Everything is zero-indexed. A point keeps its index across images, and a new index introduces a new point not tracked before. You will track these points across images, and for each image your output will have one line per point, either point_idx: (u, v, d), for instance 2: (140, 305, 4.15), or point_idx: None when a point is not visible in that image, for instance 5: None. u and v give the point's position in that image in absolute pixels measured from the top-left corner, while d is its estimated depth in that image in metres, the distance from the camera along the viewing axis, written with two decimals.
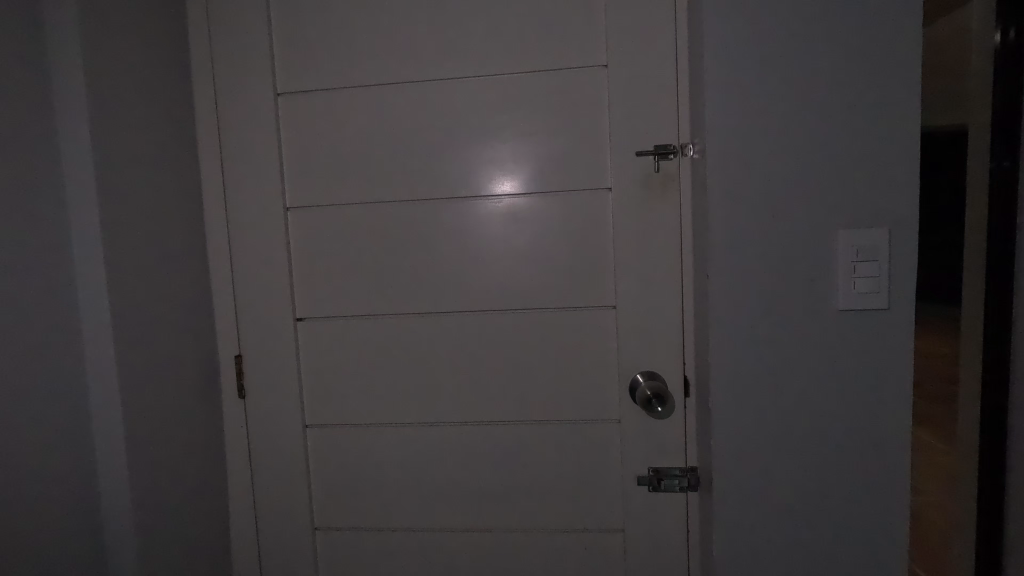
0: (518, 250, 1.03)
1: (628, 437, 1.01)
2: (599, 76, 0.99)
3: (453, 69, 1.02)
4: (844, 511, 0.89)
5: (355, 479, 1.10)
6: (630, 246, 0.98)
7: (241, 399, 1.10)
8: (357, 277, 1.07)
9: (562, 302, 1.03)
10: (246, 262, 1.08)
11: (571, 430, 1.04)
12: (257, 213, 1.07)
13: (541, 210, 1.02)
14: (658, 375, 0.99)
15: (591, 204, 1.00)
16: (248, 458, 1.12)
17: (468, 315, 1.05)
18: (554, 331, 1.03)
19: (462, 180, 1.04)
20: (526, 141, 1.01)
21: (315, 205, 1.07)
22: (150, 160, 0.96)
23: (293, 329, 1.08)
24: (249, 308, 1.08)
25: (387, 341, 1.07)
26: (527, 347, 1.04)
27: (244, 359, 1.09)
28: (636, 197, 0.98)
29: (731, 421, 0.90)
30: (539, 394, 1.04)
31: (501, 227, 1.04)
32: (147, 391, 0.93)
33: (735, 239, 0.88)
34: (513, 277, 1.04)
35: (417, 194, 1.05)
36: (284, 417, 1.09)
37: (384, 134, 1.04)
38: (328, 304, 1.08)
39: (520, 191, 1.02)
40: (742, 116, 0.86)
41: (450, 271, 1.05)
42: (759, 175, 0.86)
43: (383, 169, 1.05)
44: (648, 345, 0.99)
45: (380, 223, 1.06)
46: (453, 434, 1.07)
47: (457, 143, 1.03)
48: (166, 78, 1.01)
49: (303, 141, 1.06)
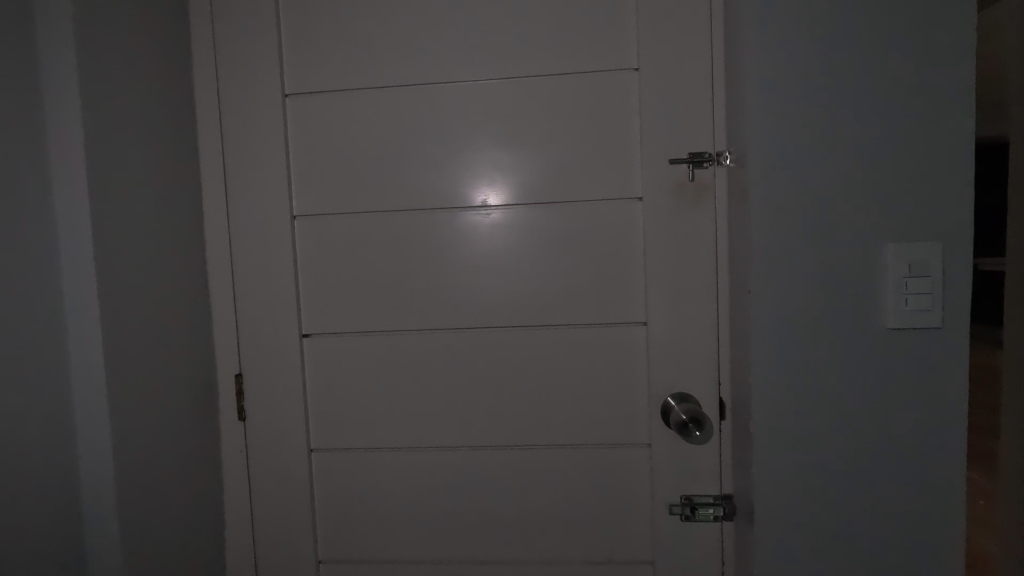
0: (537, 261, 0.97)
1: (658, 462, 0.95)
2: (629, 80, 0.94)
3: (473, 71, 0.96)
4: (898, 550, 0.82)
5: (363, 507, 1.02)
6: (662, 259, 0.93)
7: (242, 420, 1.02)
8: (367, 290, 1.00)
9: (588, 317, 0.97)
10: (249, 273, 1.00)
11: (597, 454, 0.97)
12: (262, 221, 1.00)
13: (563, 219, 0.96)
14: (691, 396, 0.93)
15: (618, 214, 0.95)
16: (248, 484, 1.04)
17: (487, 331, 0.99)
18: (578, 349, 0.97)
19: (480, 188, 0.97)
20: (548, 147, 0.96)
21: (323, 212, 1.00)
22: (148, 163, 0.89)
23: (298, 347, 1.00)
24: (252, 323, 1.01)
25: (399, 359, 1.00)
26: (549, 365, 0.98)
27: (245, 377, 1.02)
28: (668, 206, 0.92)
29: (773, 448, 0.84)
30: (563, 416, 0.98)
31: (519, 237, 0.97)
32: (138, 414, 0.85)
33: (777, 253, 0.82)
34: (532, 290, 0.98)
35: (430, 203, 0.98)
36: (287, 441, 1.02)
37: (397, 139, 0.98)
38: (335, 319, 1.01)
39: (540, 199, 0.96)
40: (786, 123, 0.81)
41: (465, 284, 0.99)
42: (804, 185, 0.81)
43: (395, 176, 0.98)
44: (680, 363, 0.93)
45: (391, 233, 0.99)
46: (469, 459, 1.00)
47: (474, 149, 0.97)
48: (167, 75, 0.94)
49: (311, 145, 1.00)
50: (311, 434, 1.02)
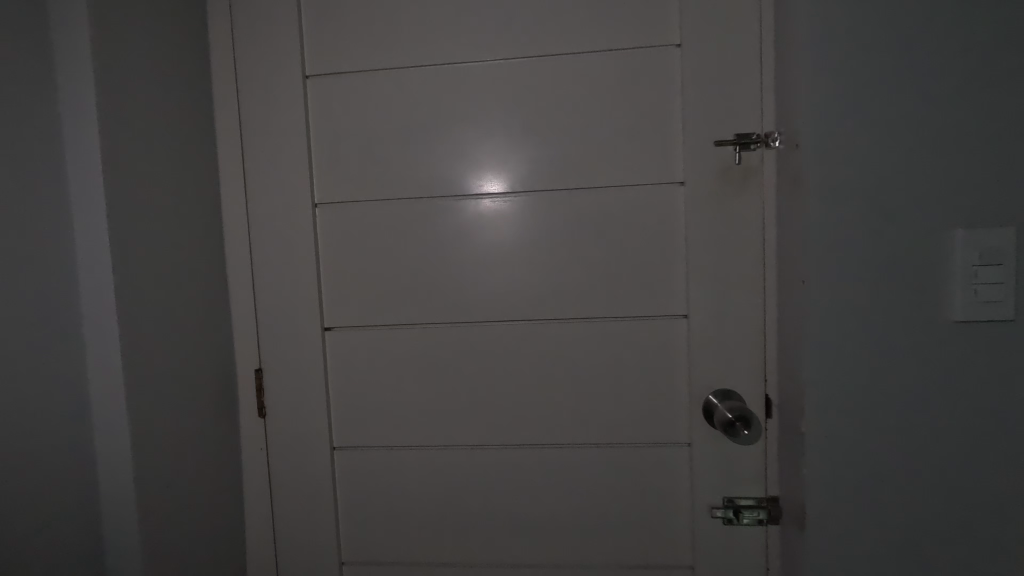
0: (569, 250, 0.92)
1: (700, 462, 0.90)
2: (671, 57, 0.88)
3: (505, 49, 0.91)
4: (964, 560, 0.76)
5: (389, 507, 0.98)
6: (705, 248, 0.87)
7: (263, 417, 0.99)
8: (392, 282, 0.96)
9: (624, 310, 0.92)
10: (269, 264, 0.96)
11: (634, 454, 0.92)
12: (283, 209, 0.95)
13: (597, 205, 0.91)
14: (735, 392, 0.88)
15: (658, 201, 0.89)
16: (269, 483, 1.00)
17: (517, 324, 0.94)
18: (615, 343, 0.92)
19: (510, 174, 0.92)
20: (582, 129, 0.90)
21: (345, 200, 0.96)
22: (166, 148, 0.85)
23: (321, 340, 0.96)
24: (272, 316, 0.97)
25: (424, 353, 0.96)
26: (584, 361, 0.93)
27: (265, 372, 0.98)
28: (712, 192, 0.87)
29: (827, 449, 0.79)
30: (598, 414, 0.93)
31: (549, 223, 0.92)
32: (156, 411, 0.81)
33: (833, 241, 0.77)
34: (564, 281, 0.92)
35: (457, 189, 0.93)
36: (310, 438, 0.98)
37: (422, 122, 0.93)
38: (358, 311, 0.96)
39: (573, 184, 0.91)
40: (845, 99, 0.75)
41: (494, 274, 0.94)
42: (863, 168, 0.75)
43: (420, 161, 0.94)
44: (724, 358, 0.89)
45: (416, 221, 0.95)
46: (499, 457, 0.96)
47: (504, 132, 0.92)
48: (183, 56, 0.89)
49: (333, 129, 0.95)
50: (334, 430, 0.98)
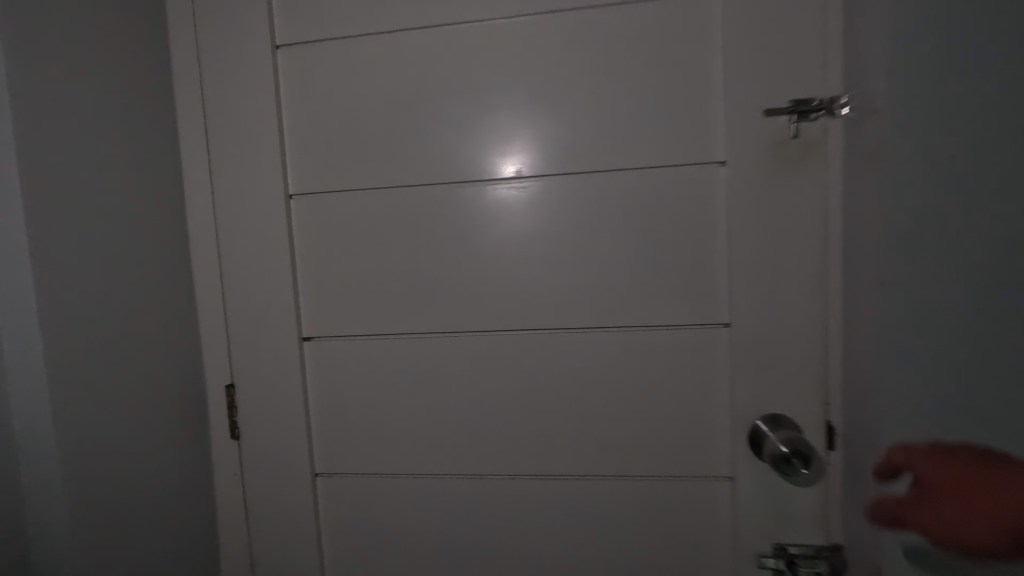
0: (586, 247, 0.78)
1: (745, 500, 0.76)
2: (712, 7, 0.72)
3: (508, 5, 0.76)
4: None
5: (382, 541, 0.86)
6: (752, 244, 0.72)
7: (235, 440, 0.86)
8: (379, 284, 0.82)
9: (651, 317, 0.77)
10: (238, 265, 0.83)
11: (665, 488, 0.79)
12: (253, 200, 0.82)
13: (620, 192, 0.76)
14: (786, 418, 0.73)
15: (695, 187, 0.74)
16: (245, 514, 0.87)
17: (524, 334, 0.80)
18: (643, 358, 0.78)
19: (517, 156, 0.78)
20: (601, 100, 0.75)
21: (324, 190, 0.82)
22: (113, 133, 0.72)
23: (299, 353, 0.83)
24: (242, 324, 0.83)
25: (418, 368, 0.83)
26: (604, 378, 0.79)
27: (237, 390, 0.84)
28: (760, 175, 0.71)
29: (927, 503, 0.60)
30: (620, 440, 0.79)
31: (563, 214, 0.78)
32: (101, 448, 0.67)
33: (919, 232, 0.60)
34: (580, 283, 0.78)
35: (454, 175, 0.79)
36: (290, 464, 0.85)
37: (412, 96, 0.79)
38: (342, 319, 0.83)
39: (591, 167, 0.76)
40: (939, 50, 0.58)
41: (497, 275, 0.80)
42: (967, 136, 0.58)
43: (411, 143, 0.80)
44: (774, 377, 0.73)
45: (408, 213, 0.81)
46: (507, 488, 0.83)
47: (508, 106, 0.77)
48: (132, 24, 0.76)
49: (309, 107, 0.81)
50: (317, 456, 0.85)
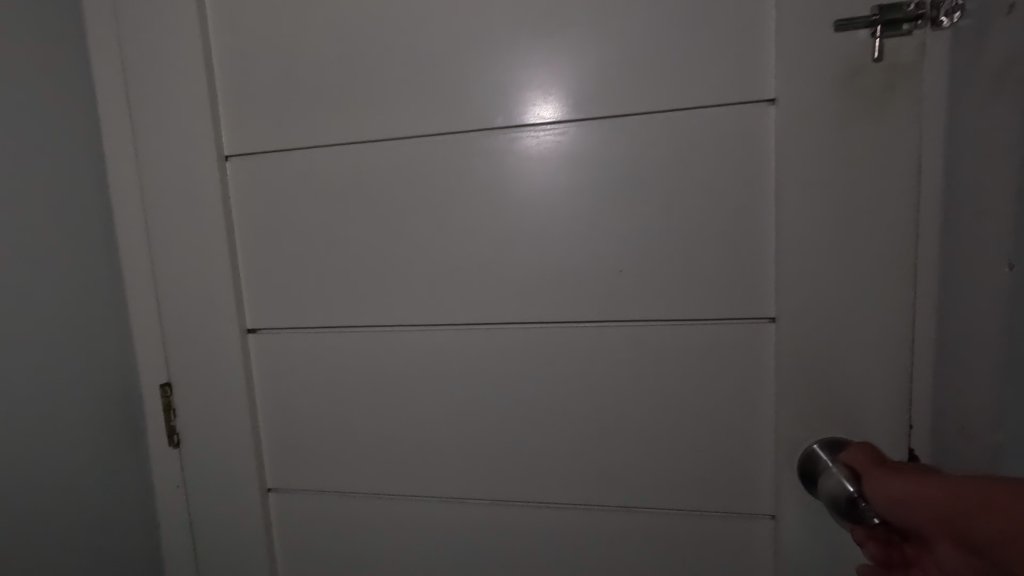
0: (588, 217, 0.60)
1: (789, 545, 0.59)
2: None
3: None
4: None
5: (347, 568, 0.73)
6: (809, 213, 0.54)
7: (176, 448, 0.74)
8: (334, 265, 0.67)
9: (670, 309, 0.60)
10: (167, 244, 0.69)
11: (686, 523, 0.63)
12: (182, 165, 0.67)
13: (631, 145, 0.58)
14: (854, 444, 0.55)
15: (734, 136, 0.56)
16: (191, 532, 0.76)
17: (509, 327, 0.64)
18: (662, 359, 0.61)
19: (497, 99, 0.61)
20: (606, 23, 0.57)
21: (266, 149, 0.67)
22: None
23: (243, 348, 0.69)
24: (177, 314, 0.70)
25: (384, 368, 0.68)
26: (609, 384, 0.63)
27: (176, 389, 0.72)
28: (824, 117, 0.52)
29: None
30: (629, 462, 0.64)
31: (556, 175, 0.61)
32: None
33: None
34: (580, 264, 0.61)
35: (420, 126, 0.63)
36: (238, 477, 0.72)
37: (368, 27, 0.63)
38: (292, 307, 0.69)
39: (593, 113, 0.59)
40: None
41: (476, 254, 0.64)
42: None
43: (367, 86, 0.63)
44: (835, 388, 0.56)
45: (367, 176, 0.65)
46: (491, 512, 0.69)
47: (487, 34, 0.60)
48: None
49: (244, 45, 0.66)
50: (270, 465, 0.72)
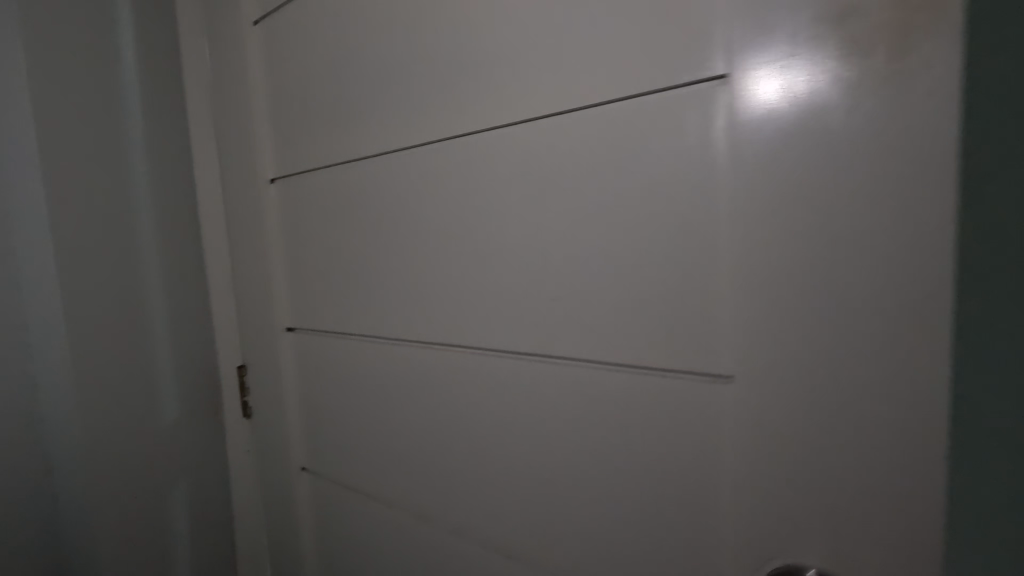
0: (528, 232, 0.53)
1: None
2: None
3: None
4: None
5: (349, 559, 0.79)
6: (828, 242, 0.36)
7: (247, 420, 0.89)
8: (336, 275, 0.74)
9: (619, 347, 0.48)
10: (241, 251, 0.84)
11: None
12: (246, 186, 0.81)
13: (567, 148, 0.49)
14: None
15: (682, 127, 0.42)
16: (253, 493, 0.90)
17: (464, 349, 0.61)
18: (639, 416, 0.47)
19: (444, 111, 0.58)
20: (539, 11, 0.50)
21: (293, 172, 0.76)
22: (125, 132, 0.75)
23: (283, 342, 0.81)
24: (247, 308, 0.85)
25: (370, 374, 0.71)
26: (555, 429, 0.54)
27: (247, 371, 0.88)
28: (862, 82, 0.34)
29: None
30: (578, 526, 0.53)
31: (498, 187, 0.55)
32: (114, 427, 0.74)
33: None
34: (524, 284, 0.54)
35: (386, 144, 0.64)
36: (281, 453, 0.85)
37: (351, 53, 0.66)
38: (311, 310, 0.78)
39: (528, 114, 0.51)
40: None
41: (433, 269, 0.62)
42: None
43: (352, 108, 0.67)
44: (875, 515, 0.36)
45: (354, 193, 0.69)
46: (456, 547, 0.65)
47: (435, 44, 0.58)
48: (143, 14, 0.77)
49: (280, 84, 0.76)
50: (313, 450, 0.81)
